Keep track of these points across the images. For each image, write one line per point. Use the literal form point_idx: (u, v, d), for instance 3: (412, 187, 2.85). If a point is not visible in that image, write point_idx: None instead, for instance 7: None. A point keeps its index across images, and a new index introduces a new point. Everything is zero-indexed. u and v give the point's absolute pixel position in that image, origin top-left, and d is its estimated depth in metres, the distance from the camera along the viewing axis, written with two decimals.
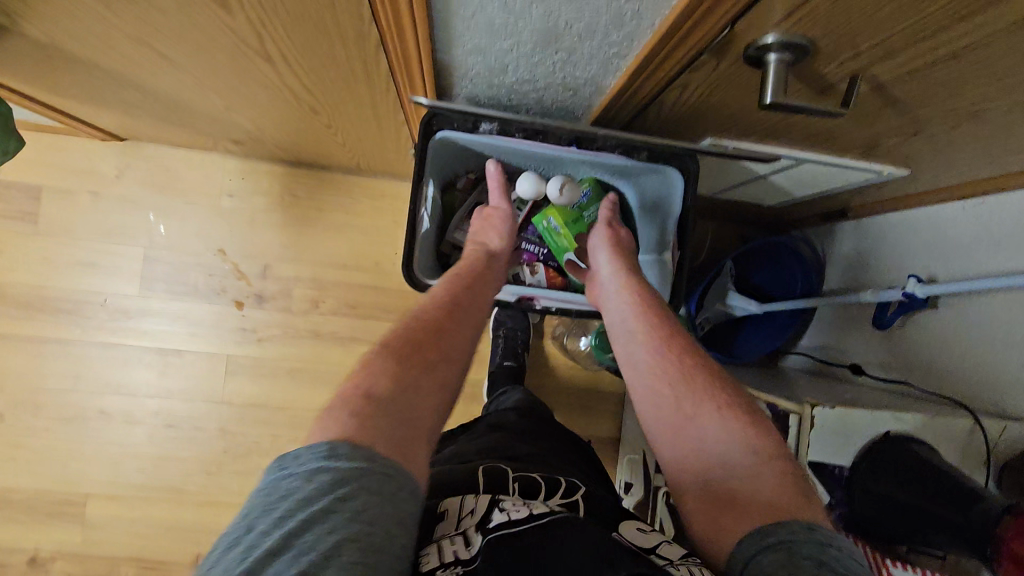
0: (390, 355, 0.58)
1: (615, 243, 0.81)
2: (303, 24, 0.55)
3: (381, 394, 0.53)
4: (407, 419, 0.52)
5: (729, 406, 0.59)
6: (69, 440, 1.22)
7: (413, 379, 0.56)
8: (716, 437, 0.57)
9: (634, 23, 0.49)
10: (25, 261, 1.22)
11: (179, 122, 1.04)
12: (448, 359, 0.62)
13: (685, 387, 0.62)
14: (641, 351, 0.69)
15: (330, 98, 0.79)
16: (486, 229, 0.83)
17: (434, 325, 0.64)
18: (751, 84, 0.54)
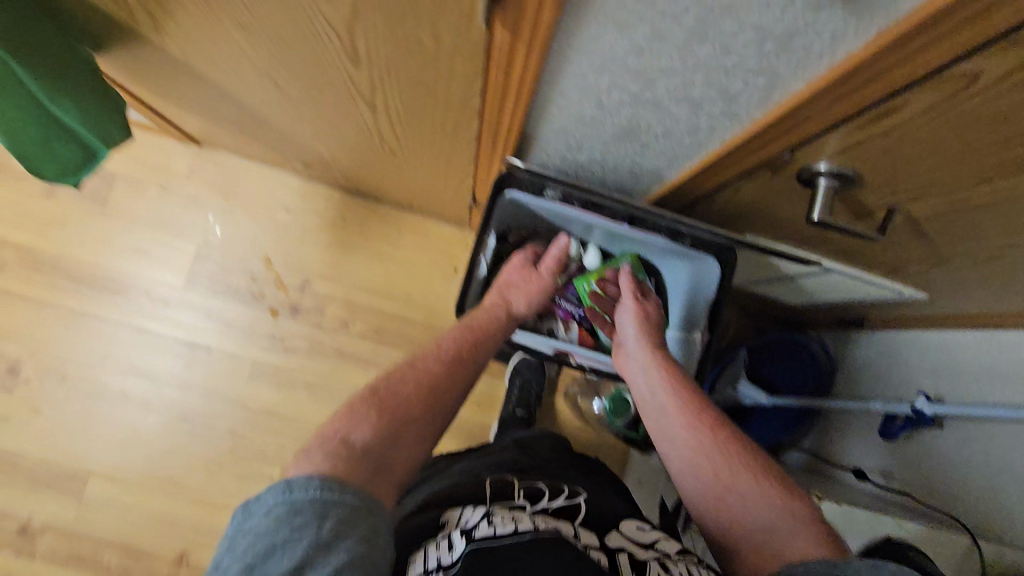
0: (371, 408, 0.65)
1: (642, 315, 0.87)
2: (416, 86, 0.64)
3: (358, 444, 0.60)
4: (381, 464, 0.59)
5: (763, 473, 0.67)
6: (85, 414, 1.25)
7: (394, 432, 0.64)
8: (756, 501, 0.64)
9: (707, 133, 0.56)
10: (86, 238, 1.29)
11: (261, 139, 1.13)
12: (432, 414, 0.69)
13: (722, 455, 0.69)
14: (673, 421, 0.75)
15: (412, 146, 0.87)
16: (518, 291, 0.88)
17: (423, 382, 0.70)
18: (801, 198, 0.61)
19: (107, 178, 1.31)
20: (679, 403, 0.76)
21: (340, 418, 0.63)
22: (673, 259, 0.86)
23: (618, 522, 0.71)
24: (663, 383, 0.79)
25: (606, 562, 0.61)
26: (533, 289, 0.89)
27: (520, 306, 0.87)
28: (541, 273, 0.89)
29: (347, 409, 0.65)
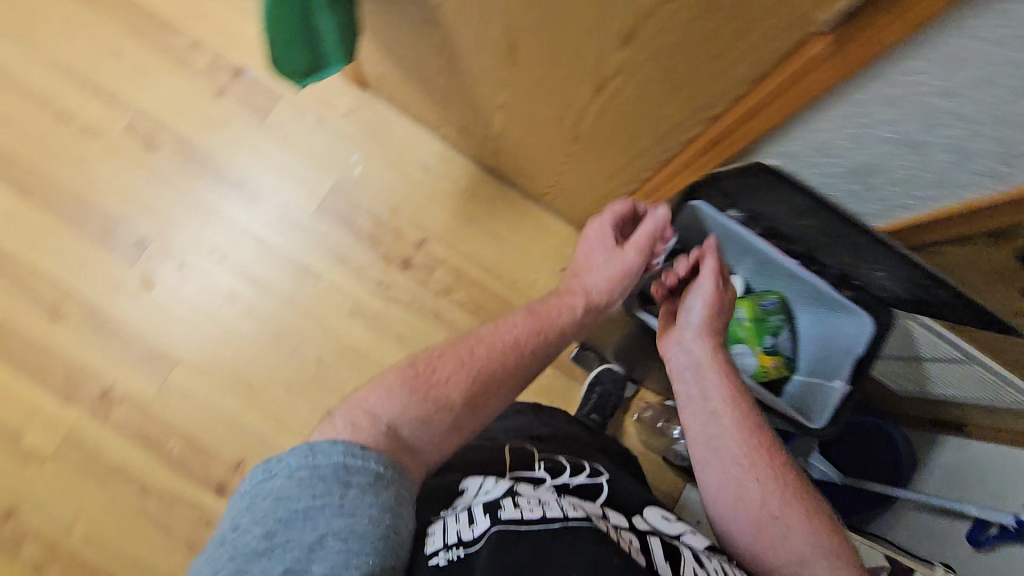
0: (410, 384, 0.70)
1: (715, 302, 0.78)
2: (665, 87, 0.70)
3: (383, 418, 0.66)
4: (404, 439, 0.66)
5: (808, 505, 0.69)
6: (190, 303, 1.31)
7: (427, 411, 0.69)
8: (802, 536, 0.67)
9: (947, 188, 0.64)
10: (239, 144, 1.36)
11: (437, 97, 1.19)
12: (469, 399, 0.72)
13: (770, 481, 0.70)
14: (723, 433, 0.73)
15: (601, 137, 0.92)
16: (599, 274, 0.82)
17: (463, 364, 0.73)
18: (1006, 263, 0.70)
19: (273, 95, 1.38)
20: (732, 418, 0.74)
21: (375, 387, 0.70)
22: (826, 307, 0.86)
23: (644, 509, 0.75)
24: (718, 390, 0.75)
25: (636, 543, 0.65)
26: (615, 268, 0.82)
27: (592, 289, 0.81)
28: (631, 250, 0.82)
29: (384, 377, 0.72)
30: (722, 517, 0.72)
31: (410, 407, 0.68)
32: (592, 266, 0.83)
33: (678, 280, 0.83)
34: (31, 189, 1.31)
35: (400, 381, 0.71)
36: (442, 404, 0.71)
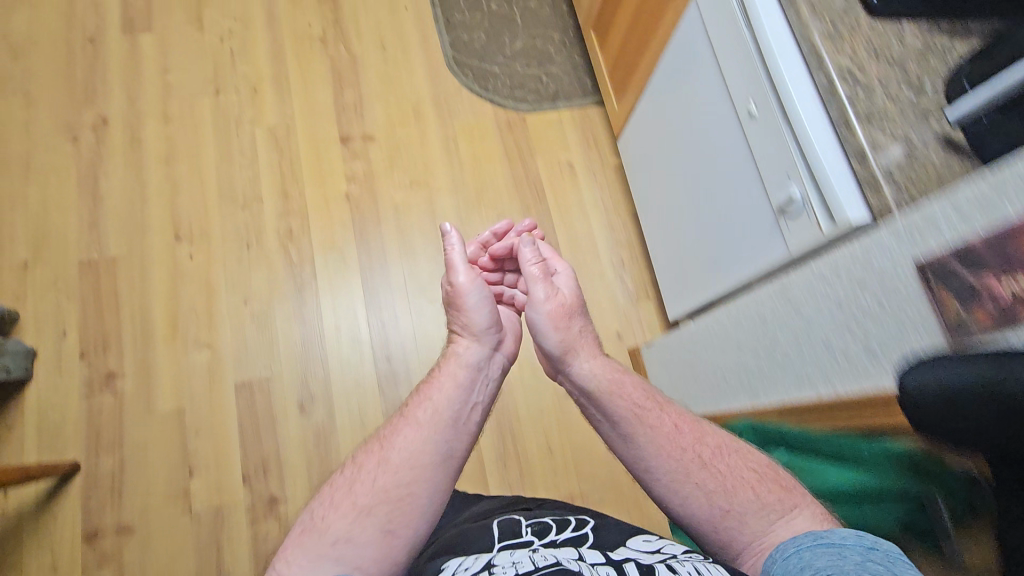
0: (329, 513, 0.76)
1: (551, 293, 0.98)
2: None
3: (327, 554, 0.71)
4: (363, 544, 0.74)
5: (755, 484, 0.78)
6: None
7: (330, 540, 0.73)
8: (755, 529, 0.74)
9: None
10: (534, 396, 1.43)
11: None
12: (389, 491, 0.78)
13: (718, 477, 0.79)
14: (646, 436, 0.85)
15: None
16: (457, 316, 0.98)
17: (375, 462, 0.81)
18: None
19: None
20: (654, 419, 0.87)
21: (292, 548, 0.73)
22: None
23: (625, 541, 0.81)
24: (625, 391, 0.92)
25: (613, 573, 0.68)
26: (475, 300, 0.96)
27: (475, 335, 0.96)
28: (459, 280, 0.97)
29: (304, 523, 0.77)
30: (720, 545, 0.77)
31: (314, 543, 0.73)
32: (460, 304, 0.97)
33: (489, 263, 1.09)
34: (377, 301, 1.45)
35: (299, 534, 0.75)
36: (331, 510, 0.76)
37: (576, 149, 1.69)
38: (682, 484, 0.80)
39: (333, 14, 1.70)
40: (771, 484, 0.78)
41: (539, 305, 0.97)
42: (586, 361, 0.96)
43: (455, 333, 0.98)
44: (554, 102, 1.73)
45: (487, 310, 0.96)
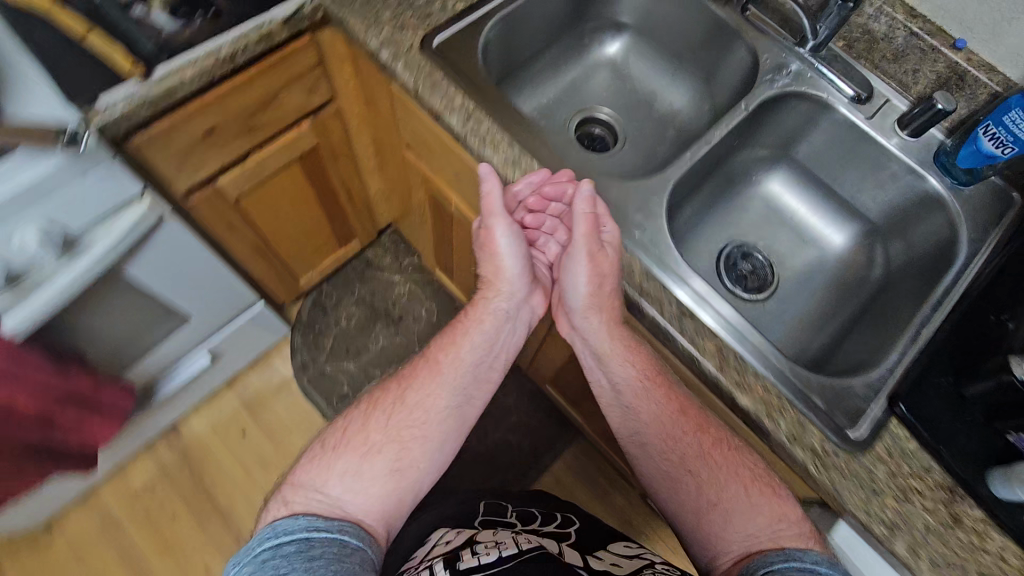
0: (333, 451, 0.68)
1: (595, 259, 0.68)
2: None
3: (339, 483, 0.64)
4: (356, 485, 0.64)
5: (745, 477, 0.66)
6: None
7: (347, 474, 0.65)
8: (738, 509, 0.65)
9: None
10: None
11: None
12: (399, 418, 0.70)
13: (708, 466, 0.67)
14: (644, 409, 0.71)
15: None
16: (490, 258, 0.77)
17: (388, 411, 0.71)
18: None
19: None
20: (655, 396, 0.71)
21: (305, 464, 0.67)
22: None
23: (609, 543, 0.79)
24: (639, 374, 0.72)
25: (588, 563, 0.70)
26: (507, 246, 0.75)
27: (505, 286, 0.77)
28: (496, 227, 0.72)
29: (316, 452, 0.68)
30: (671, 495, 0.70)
31: (342, 473, 0.65)
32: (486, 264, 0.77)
33: (534, 212, 0.77)
34: None
35: (324, 447, 0.69)
36: (342, 444, 0.68)
37: (596, 507, 1.35)
38: (669, 455, 0.70)
39: (229, 533, 1.25)
40: (776, 493, 0.66)
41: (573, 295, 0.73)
42: (604, 340, 0.73)
43: (484, 274, 0.79)
44: (539, 459, 1.40)
45: (520, 256, 0.76)
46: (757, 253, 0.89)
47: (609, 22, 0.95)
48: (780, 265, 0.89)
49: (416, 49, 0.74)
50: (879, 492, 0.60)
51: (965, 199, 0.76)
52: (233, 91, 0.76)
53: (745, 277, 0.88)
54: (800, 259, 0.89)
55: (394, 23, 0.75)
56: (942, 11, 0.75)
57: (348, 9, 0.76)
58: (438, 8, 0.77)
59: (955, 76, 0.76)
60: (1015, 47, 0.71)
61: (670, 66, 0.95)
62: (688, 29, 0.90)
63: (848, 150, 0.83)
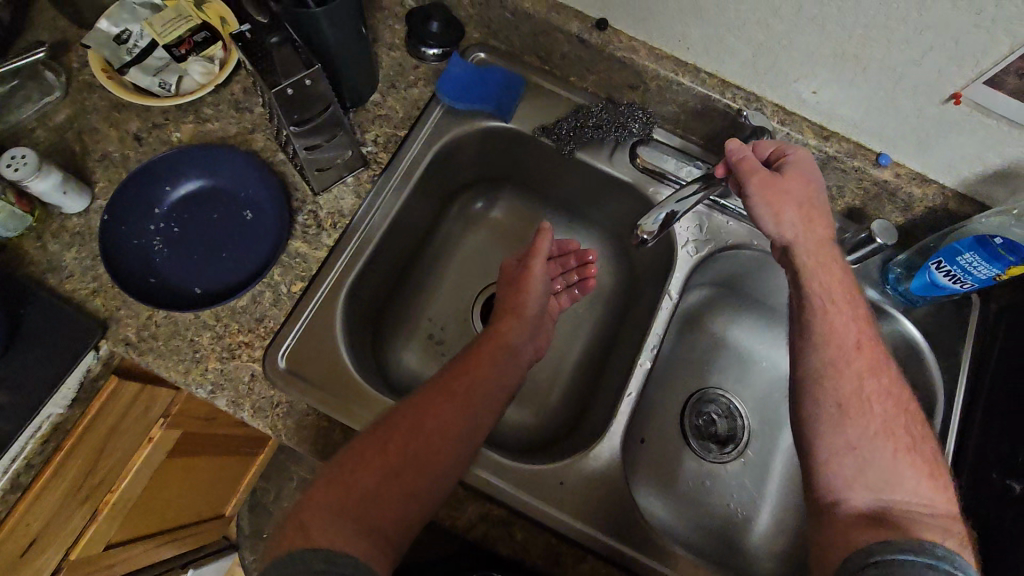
0: (349, 470, 0.50)
1: (798, 186, 0.57)
2: None
3: (343, 522, 0.47)
4: (374, 525, 0.48)
5: (902, 440, 0.51)
6: None
7: (355, 498, 0.49)
8: (880, 474, 0.50)
9: None
10: None
11: None
12: (428, 448, 0.53)
13: (861, 410, 0.52)
14: (830, 332, 0.54)
15: None
16: (526, 298, 0.67)
17: (403, 430, 0.53)
18: None
19: None
20: (842, 325, 0.54)
21: (312, 506, 0.48)
22: None
23: None
24: (825, 288, 0.56)
25: None
26: (542, 293, 0.68)
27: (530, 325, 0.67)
28: (535, 266, 0.67)
29: (331, 476, 0.51)
30: (811, 449, 0.53)
31: (350, 490, 0.49)
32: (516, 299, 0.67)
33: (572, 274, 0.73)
34: None
35: (333, 469, 0.51)
36: (352, 467, 0.50)
37: None
38: (824, 384, 0.52)
39: None
40: (932, 468, 0.51)
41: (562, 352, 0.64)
42: (788, 238, 0.58)
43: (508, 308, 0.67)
44: None
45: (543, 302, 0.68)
46: (722, 396, 0.80)
47: (480, 185, 0.79)
48: (748, 402, 0.80)
49: (260, 377, 0.58)
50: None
51: (923, 323, 0.68)
52: (31, 506, 0.56)
53: (715, 424, 0.78)
54: (767, 387, 0.80)
55: (219, 351, 0.58)
56: (858, 128, 0.62)
57: (150, 352, 0.57)
58: (269, 303, 0.60)
59: (884, 192, 0.65)
60: (946, 159, 0.60)
61: (563, 215, 0.79)
62: (572, 184, 0.74)
63: (770, 282, 0.76)
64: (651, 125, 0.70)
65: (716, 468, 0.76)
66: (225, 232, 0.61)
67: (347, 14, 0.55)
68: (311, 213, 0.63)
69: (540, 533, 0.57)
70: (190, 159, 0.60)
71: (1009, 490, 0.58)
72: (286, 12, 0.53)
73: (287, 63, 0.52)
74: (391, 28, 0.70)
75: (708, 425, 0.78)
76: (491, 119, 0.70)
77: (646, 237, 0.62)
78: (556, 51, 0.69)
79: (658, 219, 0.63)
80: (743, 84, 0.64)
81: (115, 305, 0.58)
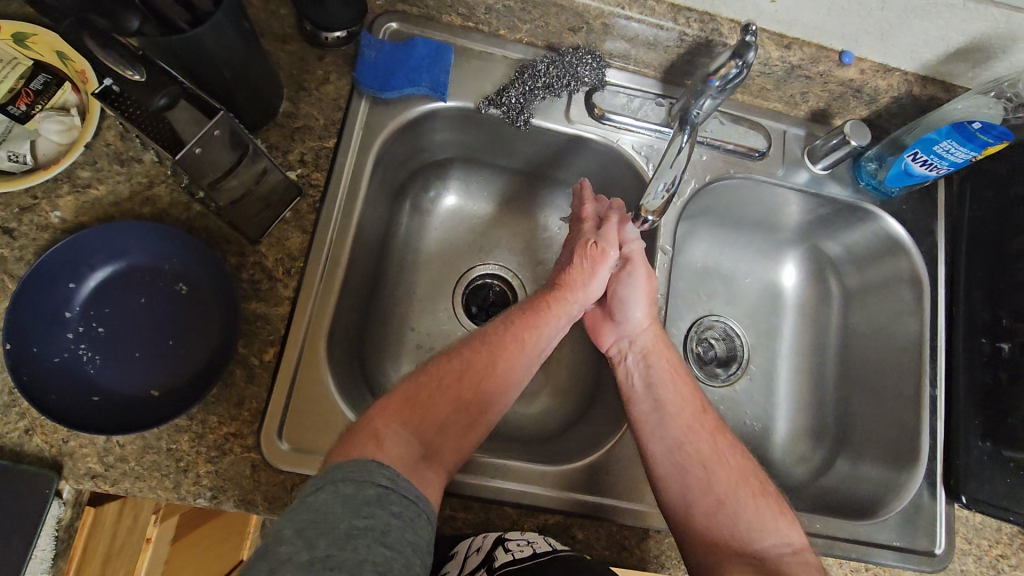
0: (429, 399, 0.50)
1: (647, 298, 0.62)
2: None
3: (412, 442, 0.47)
4: (434, 452, 0.48)
5: (754, 484, 0.54)
6: None
7: (424, 424, 0.48)
8: (753, 532, 0.52)
9: None
10: None
11: None
12: (483, 404, 0.52)
13: (718, 462, 0.55)
14: (673, 400, 0.58)
15: None
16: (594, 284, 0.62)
17: (491, 357, 0.54)
18: None
19: None
20: (673, 394, 0.59)
21: (385, 413, 0.48)
22: None
23: None
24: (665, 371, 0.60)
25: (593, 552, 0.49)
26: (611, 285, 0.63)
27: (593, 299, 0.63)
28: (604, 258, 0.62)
29: (404, 394, 0.50)
30: (657, 425, 0.57)
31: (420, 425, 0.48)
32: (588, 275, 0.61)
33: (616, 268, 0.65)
34: None
35: (410, 400, 0.49)
36: (427, 392, 0.50)
37: None
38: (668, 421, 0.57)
39: None
40: (782, 505, 0.54)
41: (637, 334, 0.62)
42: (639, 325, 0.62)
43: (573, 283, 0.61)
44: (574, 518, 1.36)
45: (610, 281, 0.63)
46: (717, 322, 0.76)
47: (427, 171, 0.70)
48: (741, 320, 0.77)
49: (263, 466, 0.51)
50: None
51: (900, 211, 0.69)
52: None
53: (714, 349, 0.75)
54: (755, 299, 0.77)
55: (206, 452, 0.50)
56: (821, 31, 0.58)
57: (125, 477, 0.49)
58: (244, 382, 0.52)
59: (849, 91, 0.63)
60: (909, 45, 0.58)
61: (524, 182, 0.73)
62: (528, 150, 0.68)
63: (746, 201, 0.71)
64: (602, 65, 0.63)
65: (724, 395, 0.73)
66: (164, 315, 0.51)
67: (230, 27, 0.45)
68: (256, 265, 0.54)
69: (600, 523, 0.55)
70: (89, 244, 0.49)
71: (998, 352, 0.62)
72: (156, 43, 0.43)
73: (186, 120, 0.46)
74: (277, 16, 0.58)
75: (708, 350, 0.75)
76: (428, 101, 0.61)
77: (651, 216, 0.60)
78: (480, 5, 0.60)
79: (661, 191, 0.57)
80: (695, 4, 0.58)
81: (63, 438, 0.48)
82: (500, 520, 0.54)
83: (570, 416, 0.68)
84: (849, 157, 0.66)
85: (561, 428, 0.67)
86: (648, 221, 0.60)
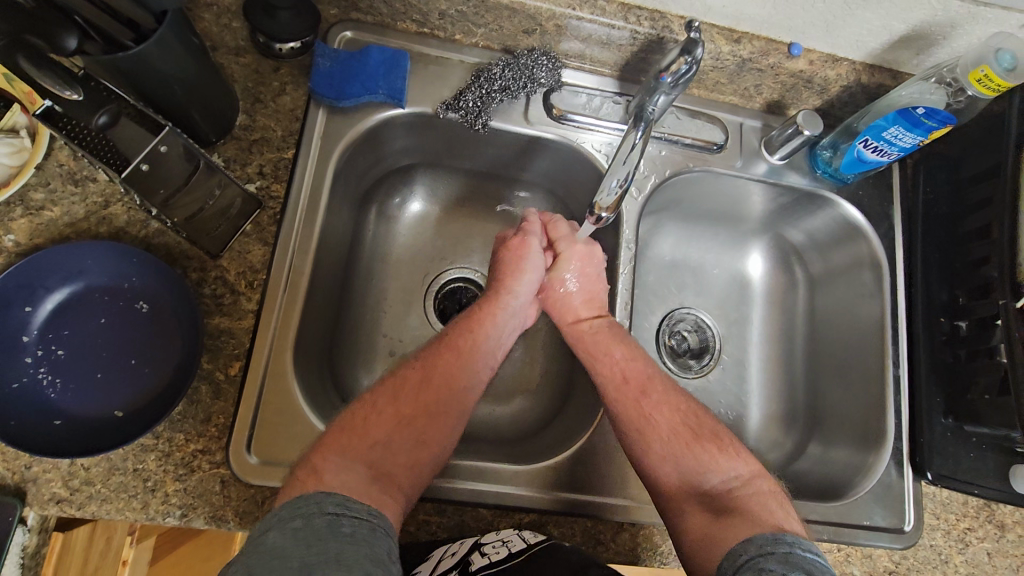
0: (362, 429, 0.50)
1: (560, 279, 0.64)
2: None
3: (355, 467, 0.47)
4: (383, 472, 0.48)
5: (687, 433, 0.55)
6: None
7: (371, 448, 0.49)
8: (697, 478, 0.53)
9: None
10: None
11: None
12: (440, 411, 0.53)
13: (653, 424, 0.56)
14: (600, 376, 0.59)
15: None
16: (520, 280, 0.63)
17: (419, 382, 0.53)
18: None
19: None
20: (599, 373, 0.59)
21: (321, 449, 0.47)
22: None
23: None
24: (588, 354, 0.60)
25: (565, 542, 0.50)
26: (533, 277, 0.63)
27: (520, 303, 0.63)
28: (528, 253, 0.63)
29: (337, 424, 0.50)
30: None
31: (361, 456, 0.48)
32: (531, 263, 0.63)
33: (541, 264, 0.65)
34: None
35: (349, 426, 0.50)
36: (361, 412, 0.51)
37: None
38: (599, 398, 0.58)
39: None
40: (719, 441, 0.55)
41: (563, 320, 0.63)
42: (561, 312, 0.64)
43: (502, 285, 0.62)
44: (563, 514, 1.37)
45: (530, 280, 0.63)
46: (689, 314, 0.77)
47: (392, 178, 0.70)
48: (712, 311, 0.78)
49: (233, 481, 0.51)
50: (949, 560, 0.61)
51: (857, 196, 0.70)
52: None
53: (687, 341, 0.76)
54: (724, 289, 0.79)
55: (174, 470, 0.50)
56: (769, 24, 0.59)
57: (91, 500, 0.48)
58: (210, 398, 0.51)
59: (800, 81, 0.64)
60: (854, 35, 0.59)
61: (491, 183, 0.73)
62: (490, 152, 0.68)
63: (710, 194, 0.72)
64: (558, 64, 0.64)
65: (698, 386, 0.74)
66: (125, 334, 0.51)
67: (177, 41, 0.45)
68: (217, 280, 0.54)
69: (576, 520, 0.56)
70: (44, 266, 0.49)
71: (956, 331, 0.64)
72: (100, 62, 0.42)
73: (128, 138, 0.49)
74: (230, 29, 0.58)
75: (681, 342, 0.76)
76: (386, 108, 0.61)
77: (606, 213, 0.59)
78: (433, 11, 0.60)
79: (614, 188, 0.56)
80: (644, 2, 0.59)
81: (25, 464, 0.48)
82: (475, 522, 0.54)
83: (544, 413, 0.69)
84: (805, 145, 0.67)
85: (536, 427, 0.68)
86: (601, 217, 0.59)
